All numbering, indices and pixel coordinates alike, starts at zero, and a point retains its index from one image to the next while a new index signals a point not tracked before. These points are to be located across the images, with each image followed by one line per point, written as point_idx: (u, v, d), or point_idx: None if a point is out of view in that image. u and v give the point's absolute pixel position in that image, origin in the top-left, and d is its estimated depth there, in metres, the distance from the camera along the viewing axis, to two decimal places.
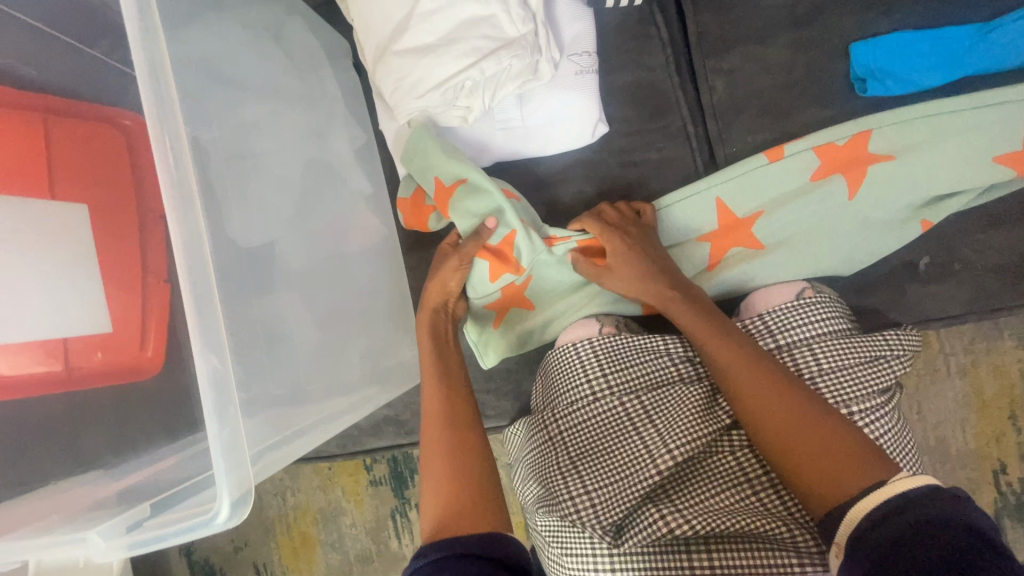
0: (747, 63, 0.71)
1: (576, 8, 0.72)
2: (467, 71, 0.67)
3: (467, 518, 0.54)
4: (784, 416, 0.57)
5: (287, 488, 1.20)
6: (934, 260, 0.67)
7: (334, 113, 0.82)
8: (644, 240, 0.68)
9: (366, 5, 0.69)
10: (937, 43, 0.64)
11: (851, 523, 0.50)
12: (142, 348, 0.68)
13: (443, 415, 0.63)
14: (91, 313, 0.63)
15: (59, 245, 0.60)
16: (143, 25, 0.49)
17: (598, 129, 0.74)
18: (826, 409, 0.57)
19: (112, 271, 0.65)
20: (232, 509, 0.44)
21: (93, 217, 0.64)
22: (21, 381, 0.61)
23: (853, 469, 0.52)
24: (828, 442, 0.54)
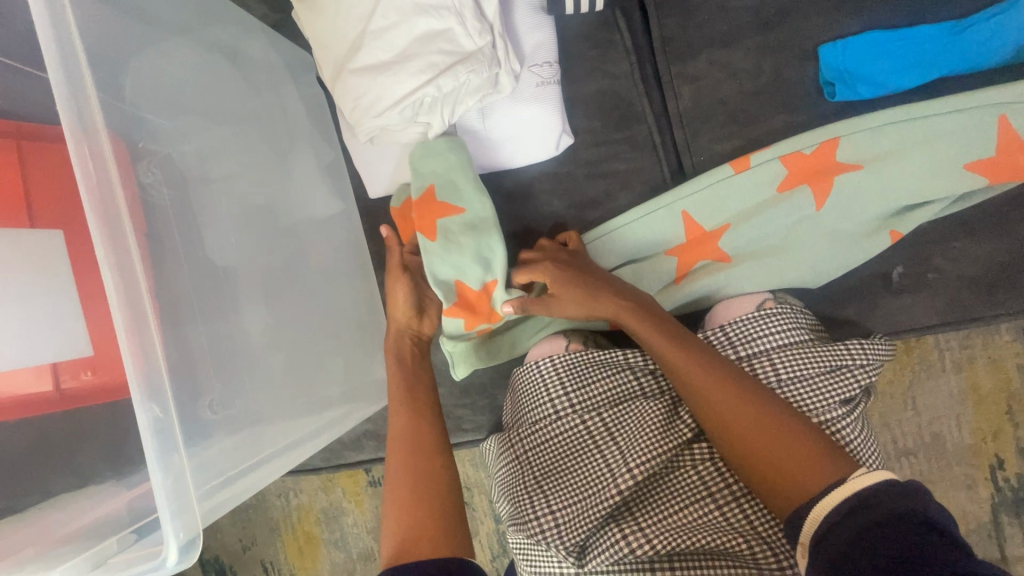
0: (712, 69, 0.69)
1: (537, 17, 0.70)
2: (424, 88, 0.64)
3: (428, 540, 0.57)
4: (743, 424, 0.57)
5: (289, 489, 1.23)
6: (908, 270, 0.65)
7: (300, 131, 0.81)
8: (580, 266, 0.67)
9: (320, 22, 0.67)
10: (907, 43, 0.61)
11: (812, 522, 0.52)
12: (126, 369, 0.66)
13: (406, 442, 0.65)
14: (75, 337, 0.60)
15: (41, 269, 0.58)
16: (68, 75, 0.49)
17: (563, 141, 0.72)
18: (782, 413, 0.57)
19: (92, 292, 0.63)
20: (181, 554, 0.50)
21: (72, 239, 0.63)
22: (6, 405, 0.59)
23: (811, 468, 0.54)
24: (790, 445, 0.55)
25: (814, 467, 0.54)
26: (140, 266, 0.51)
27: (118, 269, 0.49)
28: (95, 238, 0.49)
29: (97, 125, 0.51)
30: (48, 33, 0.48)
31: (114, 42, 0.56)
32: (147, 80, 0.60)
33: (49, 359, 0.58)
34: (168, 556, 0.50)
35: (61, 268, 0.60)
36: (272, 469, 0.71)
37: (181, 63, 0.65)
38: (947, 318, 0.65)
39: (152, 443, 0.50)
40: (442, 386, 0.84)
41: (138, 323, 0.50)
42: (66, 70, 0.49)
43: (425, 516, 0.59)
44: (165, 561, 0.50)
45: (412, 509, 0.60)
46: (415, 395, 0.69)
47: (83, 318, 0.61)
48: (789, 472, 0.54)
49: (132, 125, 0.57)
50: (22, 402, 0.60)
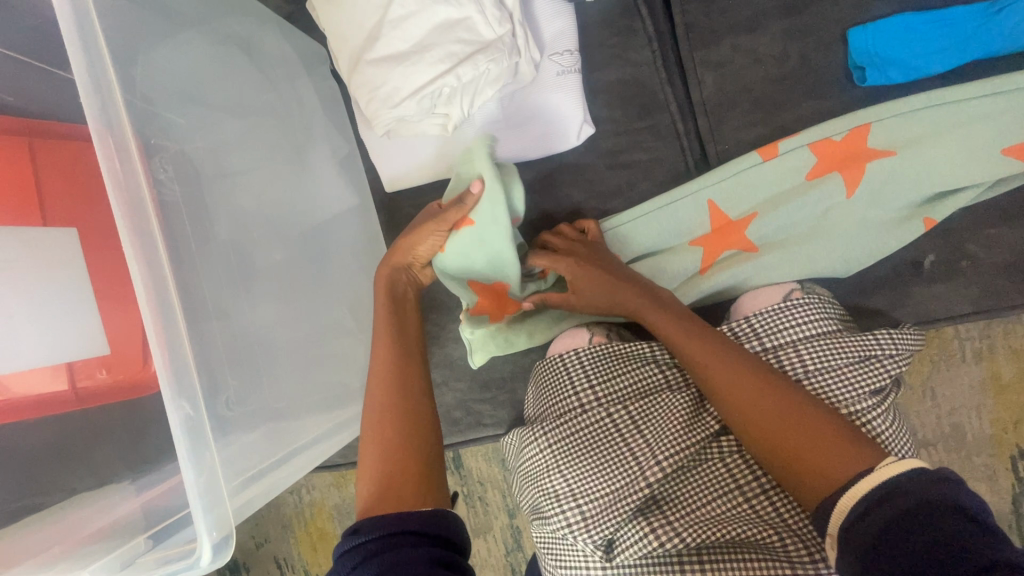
0: (737, 55, 0.67)
1: (557, 4, 0.68)
2: (443, 78, 0.63)
3: (408, 492, 0.54)
4: (770, 415, 0.56)
5: (303, 486, 1.23)
6: (940, 258, 0.64)
7: (315, 124, 0.80)
8: (601, 259, 0.66)
9: (337, 13, 0.66)
10: (939, 26, 0.60)
11: (840, 513, 0.50)
12: (143, 366, 0.66)
13: (388, 394, 0.60)
14: (90, 336, 0.60)
15: (56, 269, 0.58)
16: (90, 67, 0.49)
17: (585, 131, 0.71)
18: (809, 404, 0.56)
19: (107, 290, 0.62)
20: (215, 552, 0.49)
21: (82, 235, 0.61)
22: (25, 402, 0.59)
23: (840, 458, 0.53)
24: (818, 437, 0.54)
25: (843, 457, 0.53)
26: (167, 261, 0.50)
27: (144, 262, 0.49)
28: (121, 231, 0.48)
29: (119, 116, 0.50)
30: (70, 25, 0.48)
31: (130, 34, 0.55)
32: (161, 74, 0.59)
33: (62, 357, 0.58)
34: (202, 555, 0.49)
35: (75, 265, 0.59)
36: (292, 467, 0.70)
37: (195, 56, 0.64)
38: (980, 307, 0.64)
39: (183, 441, 0.49)
40: (461, 381, 0.83)
41: (165, 317, 0.50)
42: (86, 60, 0.48)
43: (409, 469, 0.56)
44: (198, 559, 0.49)
45: (393, 458, 0.57)
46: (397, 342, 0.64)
47: (98, 316, 0.61)
48: (816, 462, 0.53)
49: (149, 120, 0.57)
50: (36, 400, 0.60)
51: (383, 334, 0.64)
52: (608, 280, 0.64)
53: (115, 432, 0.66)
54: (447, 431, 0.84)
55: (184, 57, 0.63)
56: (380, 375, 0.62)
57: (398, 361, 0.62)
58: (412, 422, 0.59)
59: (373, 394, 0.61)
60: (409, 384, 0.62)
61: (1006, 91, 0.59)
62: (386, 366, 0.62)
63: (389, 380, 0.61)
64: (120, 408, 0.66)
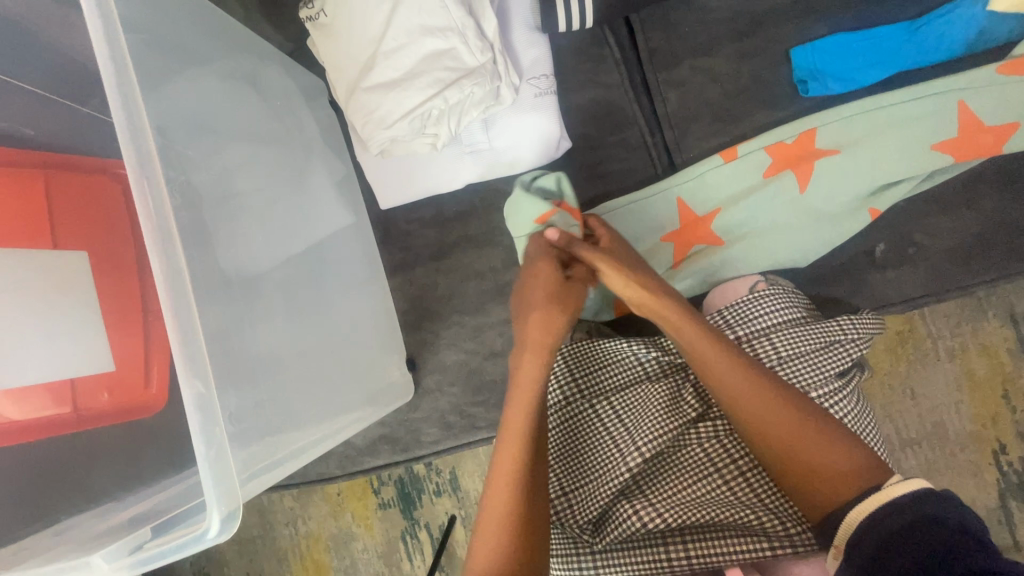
0: (696, 74, 0.75)
1: (532, 35, 0.76)
2: (432, 100, 0.71)
3: None
4: (792, 430, 0.59)
5: (299, 517, 1.25)
6: (890, 246, 0.70)
7: (314, 149, 0.87)
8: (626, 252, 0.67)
9: (334, 47, 0.74)
10: (870, 43, 0.68)
11: (849, 525, 0.54)
12: (144, 388, 0.71)
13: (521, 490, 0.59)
14: (96, 356, 0.65)
15: (66, 293, 0.62)
16: (111, 53, 0.51)
17: (561, 146, 0.78)
18: (826, 424, 0.60)
19: (114, 316, 0.67)
20: (222, 524, 0.49)
21: (94, 263, 0.67)
22: (34, 424, 0.64)
23: (847, 482, 0.56)
24: (829, 459, 0.57)
25: (851, 477, 0.57)
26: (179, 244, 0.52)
27: (158, 244, 0.50)
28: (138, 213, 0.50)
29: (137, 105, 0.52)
30: (95, 19, 0.51)
31: (151, 71, 0.61)
32: (182, 102, 0.65)
33: (66, 376, 0.62)
34: (208, 528, 0.49)
35: (86, 289, 0.65)
36: (283, 465, 0.72)
37: (207, 90, 0.69)
38: (929, 289, 0.69)
39: (195, 415, 0.49)
40: (455, 387, 0.90)
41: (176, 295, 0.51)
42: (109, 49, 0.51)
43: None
44: (207, 531, 0.48)
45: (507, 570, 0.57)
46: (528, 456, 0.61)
47: (104, 336, 0.66)
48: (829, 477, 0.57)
49: (176, 140, 0.62)
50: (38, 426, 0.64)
51: (513, 454, 0.60)
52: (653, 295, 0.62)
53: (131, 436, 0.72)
54: (442, 435, 0.90)
55: (197, 91, 0.68)
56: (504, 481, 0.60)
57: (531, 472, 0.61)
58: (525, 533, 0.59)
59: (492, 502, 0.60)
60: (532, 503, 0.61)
61: (932, 95, 0.66)
62: (515, 474, 0.59)
63: (514, 494, 0.59)
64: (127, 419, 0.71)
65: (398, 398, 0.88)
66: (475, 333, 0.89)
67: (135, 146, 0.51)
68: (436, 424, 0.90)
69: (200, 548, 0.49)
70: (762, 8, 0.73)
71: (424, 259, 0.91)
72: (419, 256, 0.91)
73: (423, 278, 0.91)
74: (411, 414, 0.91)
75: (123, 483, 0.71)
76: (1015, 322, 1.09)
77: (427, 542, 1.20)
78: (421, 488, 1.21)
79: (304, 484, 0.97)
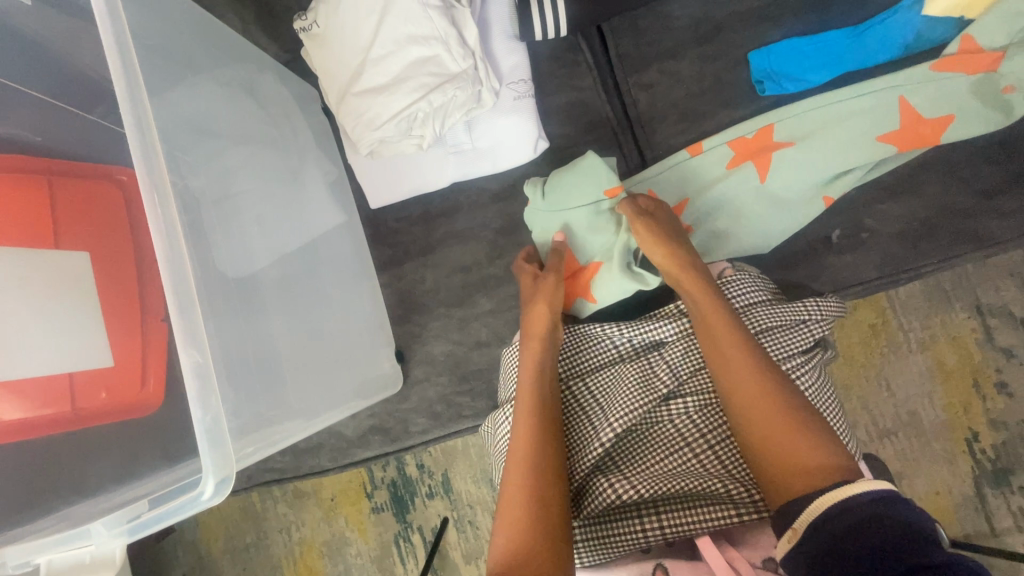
0: (663, 77, 0.81)
1: (511, 43, 0.82)
2: (417, 103, 0.76)
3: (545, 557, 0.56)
4: (764, 413, 0.60)
5: (292, 523, 1.27)
6: (845, 231, 0.76)
7: (308, 153, 0.92)
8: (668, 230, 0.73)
9: (327, 55, 0.79)
10: (819, 46, 0.74)
11: (811, 511, 0.53)
12: (141, 387, 0.74)
13: (533, 464, 0.63)
14: (93, 350, 0.70)
15: (65, 291, 0.68)
16: (120, 53, 0.56)
17: (540, 145, 0.84)
18: (804, 413, 0.60)
19: (113, 316, 0.72)
20: (215, 489, 0.53)
21: (95, 265, 0.72)
22: (33, 422, 0.68)
23: (819, 472, 0.55)
24: (801, 447, 0.57)
25: (821, 465, 0.56)
26: (181, 230, 0.56)
27: (162, 229, 0.54)
28: (145, 201, 0.54)
29: (143, 102, 0.57)
30: (108, 27, 0.56)
31: (157, 77, 0.66)
32: (185, 107, 0.70)
33: (65, 370, 0.68)
34: (203, 490, 0.53)
35: (86, 290, 0.70)
36: (276, 447, 0.76)
37: (208, 96, 0.74)
38: (885, 271, 0.75)
39: (193, 384, 0.53)
40: (443, 377, 0.93)
41: (178, 281, 0.54)
42: (117, 51, 0.56)
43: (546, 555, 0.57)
44: (202, 494, 0.53)
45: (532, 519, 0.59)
46: (543, 407, 0.67)
47: (103, 333, 0.71)
48: (795, 462, 0.57)
49: (179, 140, 0.68)
50: (41, 420, 0.69)
51: (525, 430, 0.65)
52: (681, 264, 0.71)
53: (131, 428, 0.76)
54: (431, 425, 0.94)
55: (196, 96, 0.72)
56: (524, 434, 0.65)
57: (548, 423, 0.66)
58: (548, 486, 0.62)
59: (513, 459, 0.64)
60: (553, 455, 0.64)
61: (877, 91, 0.71)
62: (528, 448, 0.64)
63: (530, 463, 0.63)
64: (122, 414, 0.74)
65: (388, 389, 0.92)
66: (461, 325, 0.93)
67: (139, 140, 0.56)
68: (426, 414, 0.94)
69: (197, 510, 0.53)
70: (722, 16, 0.79)
71: (412, 255, 0.95)
72: (408, 252, 0.95)
73: (412, 273, 0.95)
74: (402, 405, 0.95)
75: (123, 472, 0.74)
76: (981, 313, 1.11)
77: (420, 544, 1.22)
78: (414, 490, 1.23)
79: (297, 478, 1.00)
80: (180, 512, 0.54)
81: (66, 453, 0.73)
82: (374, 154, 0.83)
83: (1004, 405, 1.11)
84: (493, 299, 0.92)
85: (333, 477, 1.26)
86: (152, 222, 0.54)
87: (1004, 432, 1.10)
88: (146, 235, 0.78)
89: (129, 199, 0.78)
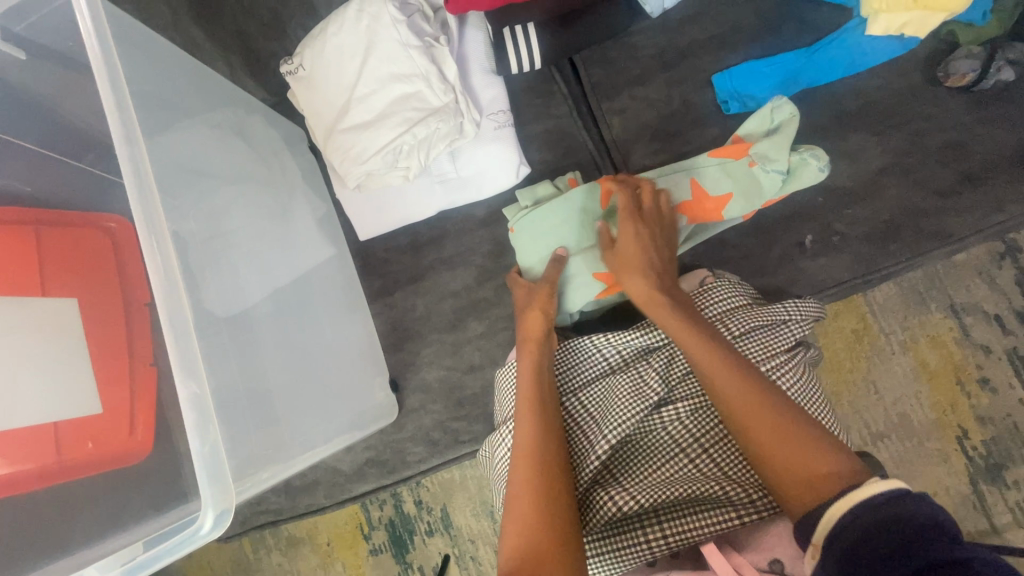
0: (633, 102, 0.85)
1: (489, 77, 0.86)
2: (402, 137, 0.79)
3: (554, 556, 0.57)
4: (765, 421, 0.60)
5: (287, 572, 1.22)
6: (816, 237, 0.80)
7: (296, 189, 0.93)
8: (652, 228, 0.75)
9: (314, 95, 0.83)
10: (775, 65, 0.80)
11: (829, 519, 0.51)
12: (129, 435, 0.73)
13: (533, 461, 0.64)
14: (80, 397, 0.69)
15: (54, 339, 0.68)
16: (115, 94, 0.58)
17: (522, 170, 0.88)
18: (800, 422, 0.59)
19: (102, 362, 0.71)
20: (216, 520, 0.53)
21: (82, 308, 0.72)
22: (21, 476, 0.67)
23: (825, 475, 0.55)
24: (800, 453, 0.57)
25: (823, 473, 0.55)
26: (177, 262, 0.57)
27: (156, 264, 0.55)
28: (140, 239, 0.55)
29: (138, 141, 0.58)
30: (99, 70, 0.57)
31: (151, 122, 0.67)
32: (175, 150, 0.72)
33: (50, 419, 0.66)
34: (203, 524, 0.53)
35: (74, 336, 0.70)
36: (268, 482, 0.76)
37: (198, 139, 0.76)
38: (858, 272, 0.79)
39: (191, 416, 0.53)
40: (437, 404, 0.93)
41: (175, 316, 0.55)
42: (114, 94, 0.58)
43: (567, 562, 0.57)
44: (201, 527, 0.53)
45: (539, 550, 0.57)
46: (543, 435, 0.66)
47: (92, 380, 0.71)
48: (798, 471, 0.56)
49: (171, 182, 0.69)
50: (23, 472, 0.66)
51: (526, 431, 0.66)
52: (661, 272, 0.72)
53: (124, 477, 0.74)
54: (427, 453, 0.94)
55: (186, 142, 0.74)
56: (525, 459, 0.64)
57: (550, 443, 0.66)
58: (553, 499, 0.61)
59: (513, 503, 0.62)
60: (560, 488, 0.63)
61: (769, 123, 0.78)
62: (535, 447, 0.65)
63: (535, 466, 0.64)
64: (112, 464, 0.73)
65: (383, 419, 0.91)
66: (454, 350, 0.93)
67: (135, 179, 0.57)
68: (422, 442, 0.93)
69: (196, 544, 0.53)
70: (684, 44, 0.85)
71: (402, 283, 0.96)
72: (398, 281, 0.96)
73: (402, 301, 0.96)
74: (397, 435, 0.94)
75: (115, 521, 0.72)
76: (956, 313, 1.15)
77: None
78: (412, 527, 1.20)
79: (293, 518, 0.98)
80: (178, 549, 0.54)
81: (53, 504, 0.71)
82: (359, 188, 0.86)
83: (989, 401, 1.13)
84: (484, 322, 0.93)
85: (329, 520, 1.22)
86: (146, 258, 0.55)
87: (993, 427, 1.12)
88: (135, 279, 0.78)
89: (119, 246, 0.78)
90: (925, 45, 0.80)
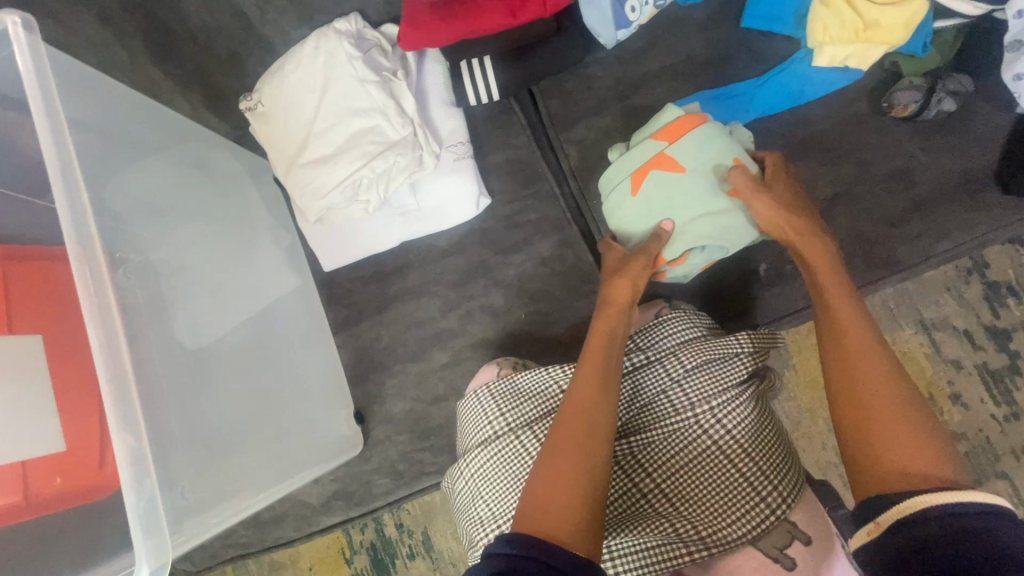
0: (590, 132, 0.87)
1: (448, 109, 0.87)
2: (361, 170, 0.80)
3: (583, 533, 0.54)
4: (886, 403, 0.59)
5: None
6: (771, 265, 0.80)
7: (260, 221, 0.93)
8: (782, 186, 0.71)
9: (273, 129, 0.84)
10: (721, 97, 0.81)
11: (912, 505, 0.53)
12: (97, 471, 0.70)
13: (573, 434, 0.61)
14: (47, 434, 0.66)
15: (22, 376, 0.65)
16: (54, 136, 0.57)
17: (482, 201, 0.89)
18: (922, 413, 0.58)
19: (69, 397, 0.69)
20: None
21: (49, 344, 0.68)
22: None
23: (941, 466, 0.55)
24: (913, 442, 0.57)
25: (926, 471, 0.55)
26: (117, 308, 0.57)
27: (94, 312, 0.55)
28: (76, 285, 0.55)
29: (81, 194, 0.59)
30: (43, 120, 0.57)
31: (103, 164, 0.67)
32: (131, 190, 0.72)
33: (18, 458, 0.63)
34: None
35: (40, 373, 0.66)
36: (227, 524, 0.74)
37: (156, 177, 0.76)
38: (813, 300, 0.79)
39: (127, 471, 0.54)
40: (403, 435, 0.93)
41: (115, 365, 0.56)
42: (55, 146, 0.57)
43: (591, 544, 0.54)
44: None
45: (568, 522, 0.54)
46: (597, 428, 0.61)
47: (57, 417, 0.67)
48: (900, 464, 0.56)
49: (129, 223, 0.70)
50: None
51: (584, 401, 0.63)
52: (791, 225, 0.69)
53: None
54: (394, 485, 0.93)
55: (145, 180, 0.75)
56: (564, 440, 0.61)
57: (599, 465, 0.59)
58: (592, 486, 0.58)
59: (547, 484, 0.58)
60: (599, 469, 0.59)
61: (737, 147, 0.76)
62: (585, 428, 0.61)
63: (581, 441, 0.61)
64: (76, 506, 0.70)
65: (348, 452, 0.91)
66: (419, 381, 0.93)
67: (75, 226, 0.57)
68: (388, 474, 0.93)
69: None
70: (639, 75, 0.86)
71: (368, 313, 0.96)
72: (363, 311, 0.96)
73: (367, 332, 0.95)
74: (364, 466, 0.94)
75: None
76: (926, 329, 1.16)
77: None
78: (394, 551, 1.19)
79: (263, 551, 0.98)
80: None
81: None
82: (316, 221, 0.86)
83: (960, 416, 1.13)
84: (448, 351, 0.93)
85: (311, 545, 1.21)
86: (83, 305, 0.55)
87: (965, 443, 1.12)
88: None
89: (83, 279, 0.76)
90: (872, 74, 0.81)
